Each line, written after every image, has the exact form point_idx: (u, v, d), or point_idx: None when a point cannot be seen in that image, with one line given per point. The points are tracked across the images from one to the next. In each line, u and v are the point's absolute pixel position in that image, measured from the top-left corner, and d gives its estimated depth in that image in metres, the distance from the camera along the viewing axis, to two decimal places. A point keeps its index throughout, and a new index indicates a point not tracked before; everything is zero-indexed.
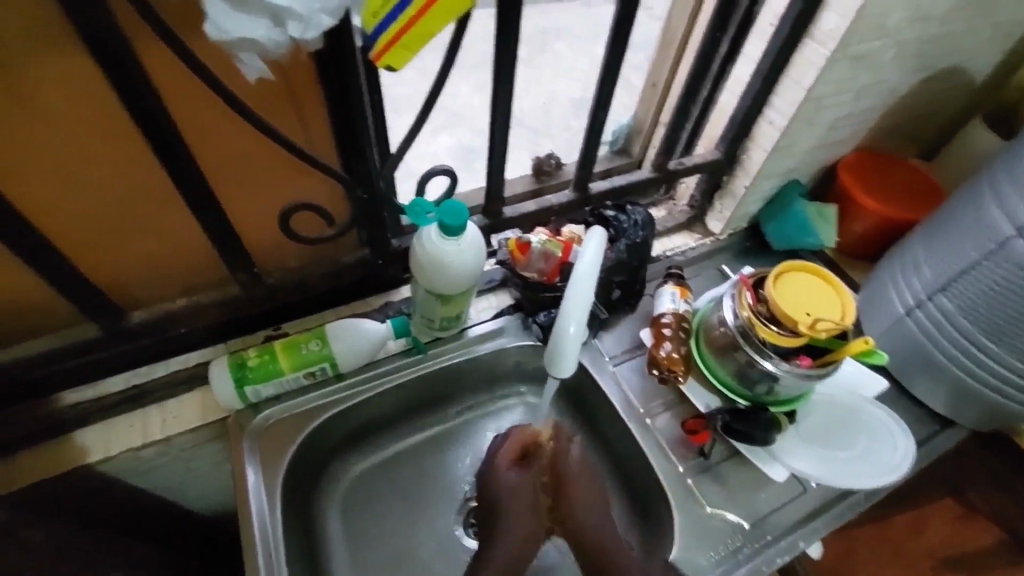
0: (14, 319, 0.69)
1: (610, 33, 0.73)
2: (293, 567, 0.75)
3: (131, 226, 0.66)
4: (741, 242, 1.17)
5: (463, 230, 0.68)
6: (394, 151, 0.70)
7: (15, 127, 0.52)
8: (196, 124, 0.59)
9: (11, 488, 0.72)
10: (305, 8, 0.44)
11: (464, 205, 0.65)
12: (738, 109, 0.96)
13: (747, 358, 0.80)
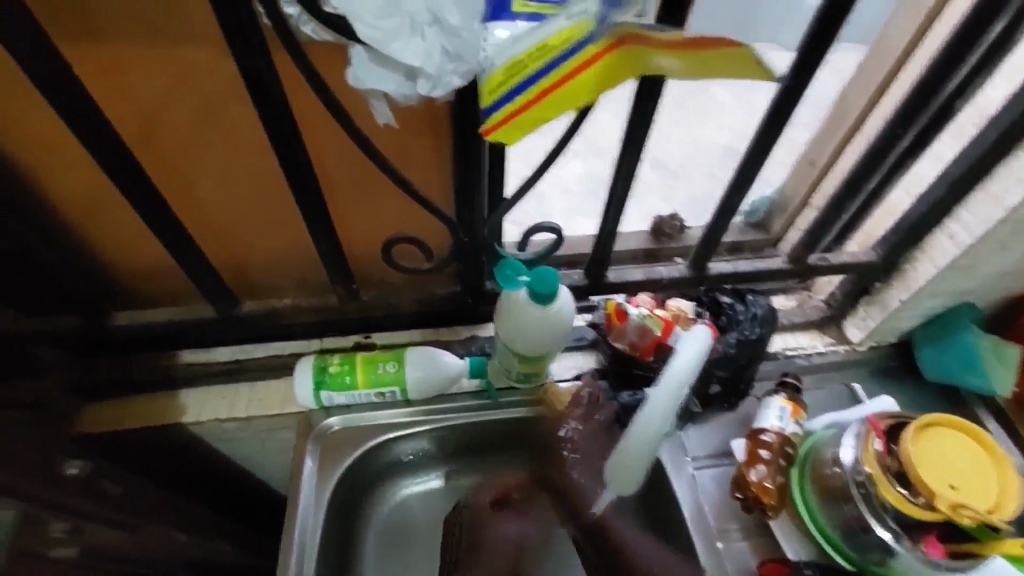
0: (154, 282, 0.82)
1: (765, 115, 0.63)
2: None
3: (247, 207, 0.74)
4: (883, 359, 0.99)
5: (554, 298, 0.65)
6: (504, 202, 0.68)
7: (169, 104, 0.61)
8: (321, 144, 0.62)
9: (120, 426, 0.81)
10: (436, 68, 0.42)
11: (557, 273, 0.63)
12: (911, 213, 0.81)
13: (859, 515, 0.67)
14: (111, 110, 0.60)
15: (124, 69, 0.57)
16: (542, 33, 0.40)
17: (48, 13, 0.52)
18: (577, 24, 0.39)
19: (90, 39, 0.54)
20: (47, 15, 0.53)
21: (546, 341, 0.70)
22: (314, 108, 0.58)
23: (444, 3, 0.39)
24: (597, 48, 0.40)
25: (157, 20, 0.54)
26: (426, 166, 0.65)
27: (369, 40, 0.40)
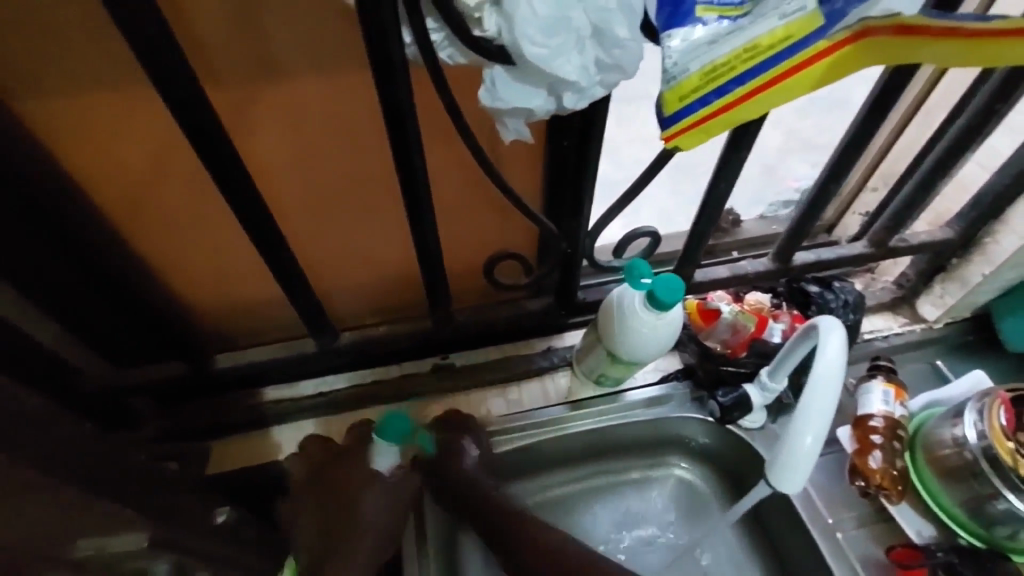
0: (244, 320, 0.83)
1: (866, 102, 0.63)
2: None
3: (344, 237, 0.74)
4: (959, 335, 0.99)
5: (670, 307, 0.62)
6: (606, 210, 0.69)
7: (278, 143, 0.61)
8: (432, 168, 0.63)
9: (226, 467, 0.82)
10: (586, 81, 0.43)
11: (683, 281, 0.60)
12: (991, 186, 0.81)
13: (991, 491, 0.66)
14: (237, 142, 0.60)
15: (255, 102, 0.56)
16: (751, 33, 0.34)
17: (192, 51, 0.51)
18: (799, 20, 0.33)
19: (229, 76, 0.54)
20: (190, 54, 0.52)
21: (650, 346, 0.67)
22: (432, 133, 0.59)
23: (612, 15, 0.39)
24: (833, 42, 0.32)
25: (294, 54, 0.54)
26: (530, 176, 0.67)
27: (535, 61, 0.40)
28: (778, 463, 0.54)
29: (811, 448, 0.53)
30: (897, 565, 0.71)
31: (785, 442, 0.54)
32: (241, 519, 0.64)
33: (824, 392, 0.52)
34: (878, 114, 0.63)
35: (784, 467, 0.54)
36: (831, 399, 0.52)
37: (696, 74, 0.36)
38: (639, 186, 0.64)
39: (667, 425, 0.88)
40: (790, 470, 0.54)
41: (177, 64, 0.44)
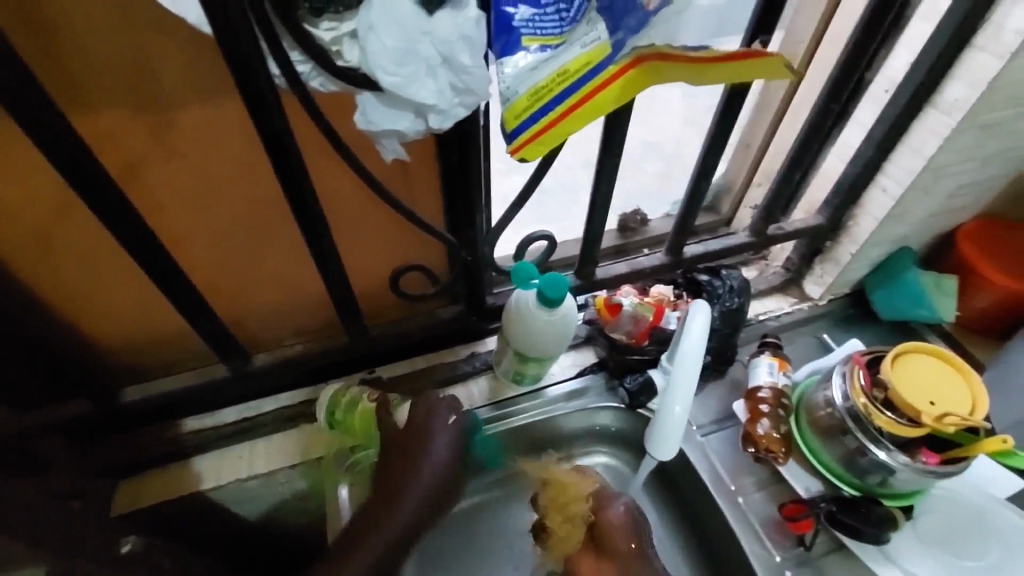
0: (158, 352, 0.82)
1: (717, 108, 0.71)
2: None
3: (249, 260, 0.75)
4: (842, 309, 1.10)
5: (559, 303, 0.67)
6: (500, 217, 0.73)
7: (168, 170, 0.62)
8: (326, 187, 0.66)
9: (137, 505, 0.80)
10: (445, 103, 0.47)
11: (567, 277, 0.65)
12: (845, 175, 0.92)
13: (857, 444, 0.75)
14: (118, 175, 0.61)
15: (132, 135, 0.58)
16: (563, 59, 0.41)
17: (59, 87, 0.53)
18: (594, 49, 0.42)
19: (99, 110, 0.55)
20: (57, 91, 0.53)
21: (552, 340, 0.72)
22: (320, 155, 0.62)
23: (454, 44, 0.43)
24: (619, 65, 0.42)
25: (175, 85, 0.56)
26: (425, 192, 0.71)
27: (390, 87, 0.45)
28: (657, 433, 0.60)
29: (679, 417, 0.59)
30: (788, 519, 0.78)
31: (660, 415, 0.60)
32: (154, 547, 0.63)
33: (683, 370, 0.59)
34: (729, 117, 0.71)
35: (660, 435, 0.60)
36: (692, 373, 0.59)
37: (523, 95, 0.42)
38: (528, 191, 0.68)
39: (585, 415, 0.93)
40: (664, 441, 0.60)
41: (44, 102, 0.46)
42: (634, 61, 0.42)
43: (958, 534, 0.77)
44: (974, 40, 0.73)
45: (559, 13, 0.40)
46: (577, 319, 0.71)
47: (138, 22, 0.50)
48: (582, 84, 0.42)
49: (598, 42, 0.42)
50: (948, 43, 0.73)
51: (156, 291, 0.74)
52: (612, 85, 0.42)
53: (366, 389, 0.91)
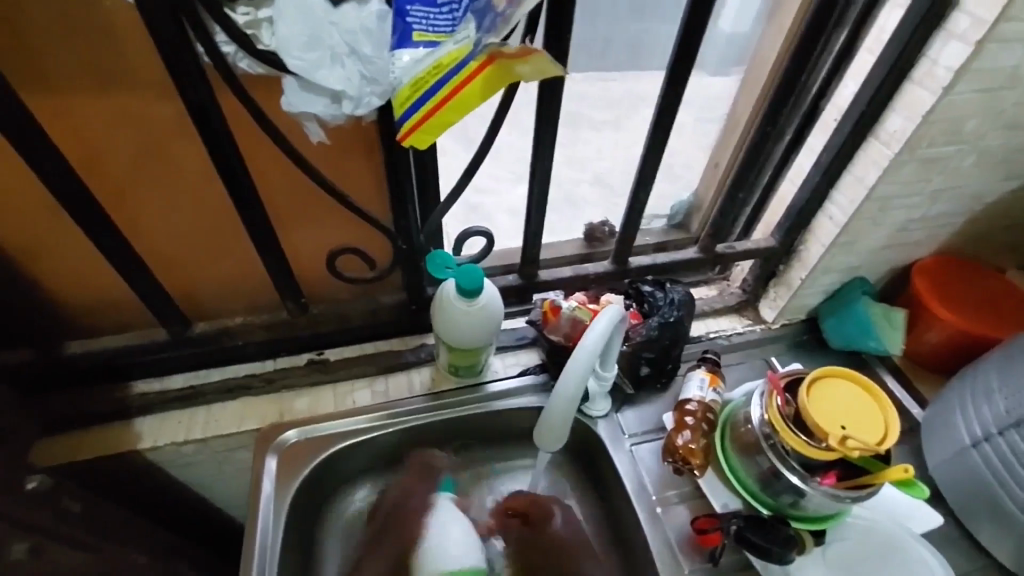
0: (109, 314, 0.85)
1: (652, 122, 0.74)
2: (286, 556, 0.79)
3: (196, 234, 0.79)
4: (794, 334, 1.11)
5: (478, 293, 0.70)
6: (438, 211, 0.76)
7: (115, 142, 0.66)
8: (267, 169, 0.69)
9: (71, 458, 0.82)
10: (356, 90, 0.49)
11: (481, 269, 0.68)
12: (795, 200, 0.93)
13: (771, 464, 0.76)
14: (62, 142, 0.64)
15: (74, 105, 0.61)
16: (437, 54, 0.46)
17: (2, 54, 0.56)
18: (462, 47, 0.46)
19: (46, 75, 0.59)
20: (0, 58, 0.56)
21: (475, 332, 0.74)
22: (261, 134, 0.65)
23: (357, 35, 0.46)
24: (476, 64, 0.46)
25: (120, 60, 0.59)
26: (363, 180, 0.74)
27: (298, 71, 0.48)
28: (544, 429, 0.68)
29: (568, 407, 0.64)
30: (699, 531, 0.79)
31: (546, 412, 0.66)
32: (62, 489, 0.69)
33: (575, 371, 0.62)
34: (662, 131, 0.73)
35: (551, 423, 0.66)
36: (580, 376, 0.62)
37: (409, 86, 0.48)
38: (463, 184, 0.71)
39: (522, 414, 0.94)
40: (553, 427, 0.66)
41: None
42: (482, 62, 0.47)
43: (868, 562, 0.77)
44: (912, 73, 0.74)
45: (453, 13, 0.45)
46: (501, 311, 0.74)
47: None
48: (446, 80, 0.47)
49: (467, 40, 0.46)
50: (887, 74, 0.75)
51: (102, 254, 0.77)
52: (473, 81, 0.47)
53: (311, 369, 0.94)
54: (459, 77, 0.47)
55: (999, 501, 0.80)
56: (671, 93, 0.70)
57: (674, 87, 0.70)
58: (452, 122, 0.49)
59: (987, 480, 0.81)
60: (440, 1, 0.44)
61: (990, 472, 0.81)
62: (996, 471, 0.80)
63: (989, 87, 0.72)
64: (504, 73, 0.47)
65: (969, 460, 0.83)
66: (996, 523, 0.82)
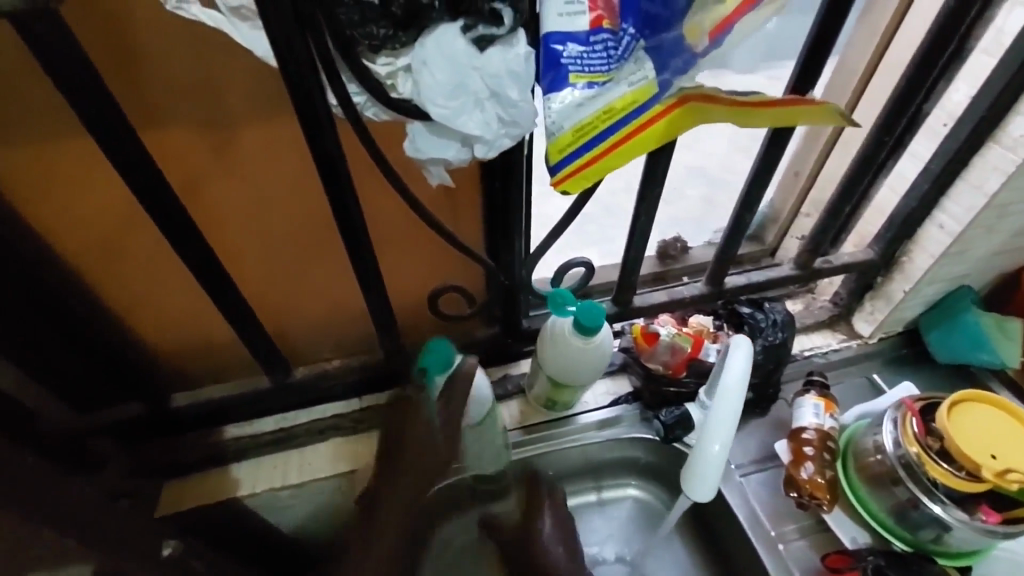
0: (206, 361, 0.85)
1: (763, 141, 0.71)
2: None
3: (294, 274, 0.78)
4: (893, 349, 1.05)
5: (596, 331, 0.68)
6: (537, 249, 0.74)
7: (227, 187, 0.66)
8: (374, 209, 0.69)
9: (179, 508, 0.82)
10: (491, 134, 0.48)
11: (603, 308, 0.66)
12: (900, 209, 0.88)
13: (909, 496, 0.71)
14: (178, 186, 0.64)
15: (192, 150, 0.61)
16: (609, 97, 0.44)
17: (130, 104, 0.56)
18: (640, 88, 0.44)
19: (167, 125, 0.59)
20: (128, 107, 0.57)
21: (587, 368, 0.72)
22: (368, 176, 0.65)
23: (503, 80, 0.45)
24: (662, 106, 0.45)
25: (237, 110, 0.59)
26: (464, 218, 0.72)
27: (439, 118, 0.46)
28: (687, 471, 0.63)
29: (718, 455, 0.61)
30: (830, 570, 0.74)
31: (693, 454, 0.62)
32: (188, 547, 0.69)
33: (724, 413, 0.60)
34: (774, 149, 0.70)
35: (699, 473, 0.62)
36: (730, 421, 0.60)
37: (570, 131, 0.44)
38: (567, 222, 0.67)
39: (619, 445, 0.91)
40: (699, 479, 0.62)
41: (116, 123, 0.50)
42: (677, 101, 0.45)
43: None
44: None
45: (608, 51, 0.43)
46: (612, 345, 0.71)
47: (204, 55, 0.54)
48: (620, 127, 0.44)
49: (646, 79, 0.44)
50: (1013, 77, 0.70)
51: (204, 301, 0.77)
52: (656, 124, 0.45)
53: (398, 406, 0.92)
54: (635, 122, 0.45)
55: None
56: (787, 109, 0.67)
57: None
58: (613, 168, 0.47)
59: None
60: (593, 39, 0.42)
61: None
62: None
63: None
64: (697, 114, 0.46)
65: None
66: None
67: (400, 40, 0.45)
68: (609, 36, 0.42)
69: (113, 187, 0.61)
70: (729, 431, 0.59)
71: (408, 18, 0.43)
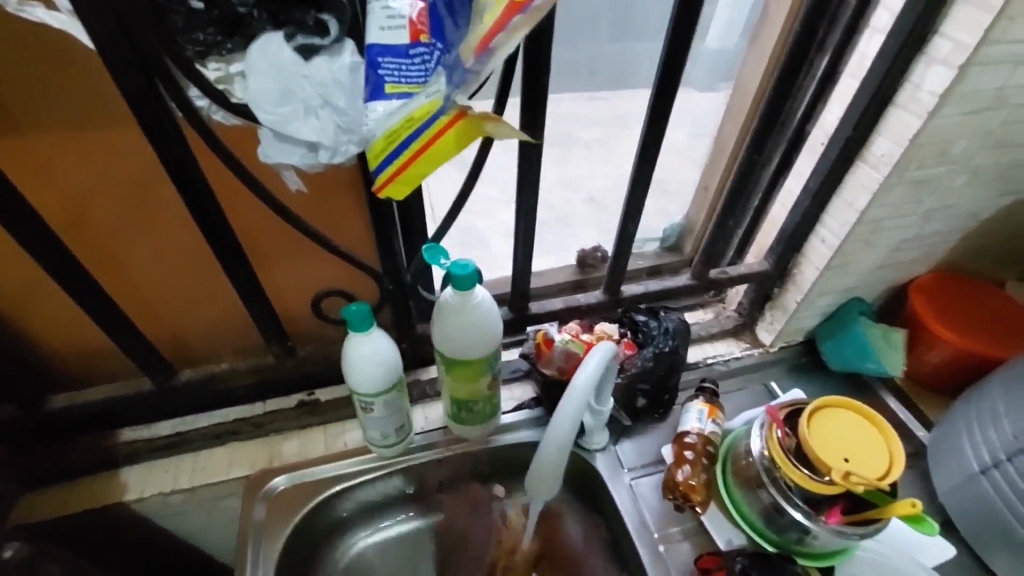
0: (91, 364, 0.83)
1: (637, 154, 0.75)
2: None
3: (177, 283, 0.78)
4: (794, 357, 1.09)
5: (472, 289, 0.71)
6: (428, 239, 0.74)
7: (89, 192, 0.65)
8: (240, 214, 0.70)
9: (61, 512, 0.81)
10: (332, 140, 0.48)
11: (473, 264, 0.69)
12: (787, 223, 0.92)
13: (771, 499, 0.74)
14: (35, 190, 0.63)
15: (42, 153, 0.61)
16: (408, 108, 0.45)
17: None
18: (433, 100, 0.45)
19: (17, 128, 0.58)
20: None
21: (471, 337, 0.73)
22: (231, 183, 0.66)
23: (330, 88, 0.46)
24: (445, 119, 0.45)
25: (91, 113, 0.59)
26: (347, 222, 0.73)
27: (270, 124, 0.47)
28: (536, 477, 0.67)
29: (561, 444, 0.63)
30: (702, 571, 0.77)
31: (536, 463, 0.65)
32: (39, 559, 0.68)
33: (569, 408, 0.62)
34: (648, 161, 0.75)
35: (538, 469, 0.66)
36: (571, 421, 0.63)
37: (377, 143, 0.47)
38: (459, 204, 0.73)
39: (520, 449, 0.92)
40: (540, 475, 0.66)
41: None
42: (453, 116, 0.45)
43: None
44: (896, 98, 0.74)
45: (424, 64, 0.44)
46: (496, 309, 0.74)
47: (45, 56, 0.54)
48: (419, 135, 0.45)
49: (438, 93, 0.45)
50: (871, 100, 0.74)
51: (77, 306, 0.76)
52: (446, 134, 0.46)
53: (301, 411, 0.92)
54: (432, 131, 0.45)
55: (1014, 528, 0.77)
56: (656, 124, 0.71)
57: (658, 119, 0.71)
58: (424, 175, 0.49)
59: (1000, 509, 0.79)
60: (412, 52, 0.44)
61: (1005, 497, 0.78)
62: (1011, 500, 0.77)
63: (976, 109, 0.72)
64: (470, 129, 0.46)
65: (981, 489, 0.81)
66: (1014, 553, 0.78)
67: (227, 47, 0.46)
68: (426, 49, 0.44)
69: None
70: (571, 427, 0.63)
71: (231, 26, 0.45)
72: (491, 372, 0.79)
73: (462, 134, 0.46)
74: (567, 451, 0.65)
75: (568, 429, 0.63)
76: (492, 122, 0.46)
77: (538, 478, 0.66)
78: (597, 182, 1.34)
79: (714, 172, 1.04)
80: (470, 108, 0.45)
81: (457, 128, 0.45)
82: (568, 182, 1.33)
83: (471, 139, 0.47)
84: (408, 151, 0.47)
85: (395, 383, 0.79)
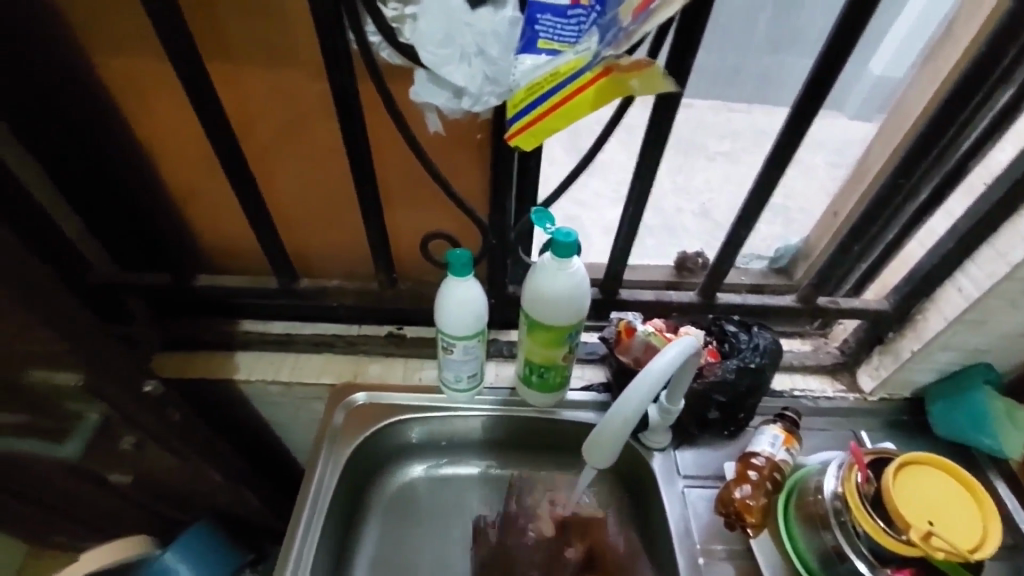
0: (234, 258, 0.96)
1: (767, 159, 0.73)
2: (331, 512, 0.85)
3: (314, 203, 0.87)
4: (894, 412, 0.99)
5: (570, 258, 0.73)
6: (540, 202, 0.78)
7: (265, 109, 0.75)
8: (379, 147, 0.77)
9: (189, 374, 0.95)
10: (477, 88, 0.53)
11: (575, 233, 0.71)
12: (921, 264, 0.84)
13: (834, 541, 0.70)
14: (228, 99, 0.74)
15: (239, 69, 0.71)
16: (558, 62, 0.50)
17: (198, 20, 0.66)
18: (580, 57, 0.49)
19: (226, 43, 0.68)
20: (198, 24, 0.67)
21: (559, 302, 0.76)
22: (380, 117, 0.73)
23: (487, 37, 0.50)
24: (592, 74, 0.49)
25: (284, 39, 0.68)
26: (469, 172, 0.78)
27: (428, 63, 0.52)
28: (593, 442, 0.68)
29: (627, 415, 0.65)
30: None
31: (598, 428, 0.67)
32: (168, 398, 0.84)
33: (640, 385, 0.64)
34: (777, 168, 0.73)
35: (600, 436, 0.67)
36: (641, 398, 0.64)
37: (523, 89, 0.52)
38: (575, 175, 0.75)
39: (579, 427, 0.93)
40: (600, 441, 0.67)
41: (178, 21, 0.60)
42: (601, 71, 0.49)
43: None
44: None
45: (579, 25, 0.49)
46: (587, 282, 0.76)
47: None
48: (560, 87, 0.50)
49: (586, 52, 0.49)
50: None
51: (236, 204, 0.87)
52: (588, 89, 0.50)
53: (389, 340, 1.00)
54: (572, 86, 0.50)
55: None
56: (793, 131, 0.68)
57: (798, 122, 0.68)
58: (556, 129, 0.53)
59: None
60: (570, 13, 0.49)
61: None
62: None
63: None
64: (613, 87, 0.49)
65: None
66: None
67: None
68: (583, 11, 0.49)
69: (174, 96, 0.74)
70: (641, 402, 0.64)
71: None
72: (570, 343, 0.81)
73: (607, 86, 0.49)
74: (630, 426, 0.65)
75: (637, 406, 0.64)
76: (642, 74, 0.48)
77: (597, 444, 0.67)
78: (714, 191, 1.29)
79: (848, 197, 0.96)
80: (617, 62, 0.49)
81: (604, 79, 0.49)
82: (683, 186, 1.29)
83: (614, 94, 0.50)
84: (549, 100, 0.52)
85: (478, 331, 0.83)
